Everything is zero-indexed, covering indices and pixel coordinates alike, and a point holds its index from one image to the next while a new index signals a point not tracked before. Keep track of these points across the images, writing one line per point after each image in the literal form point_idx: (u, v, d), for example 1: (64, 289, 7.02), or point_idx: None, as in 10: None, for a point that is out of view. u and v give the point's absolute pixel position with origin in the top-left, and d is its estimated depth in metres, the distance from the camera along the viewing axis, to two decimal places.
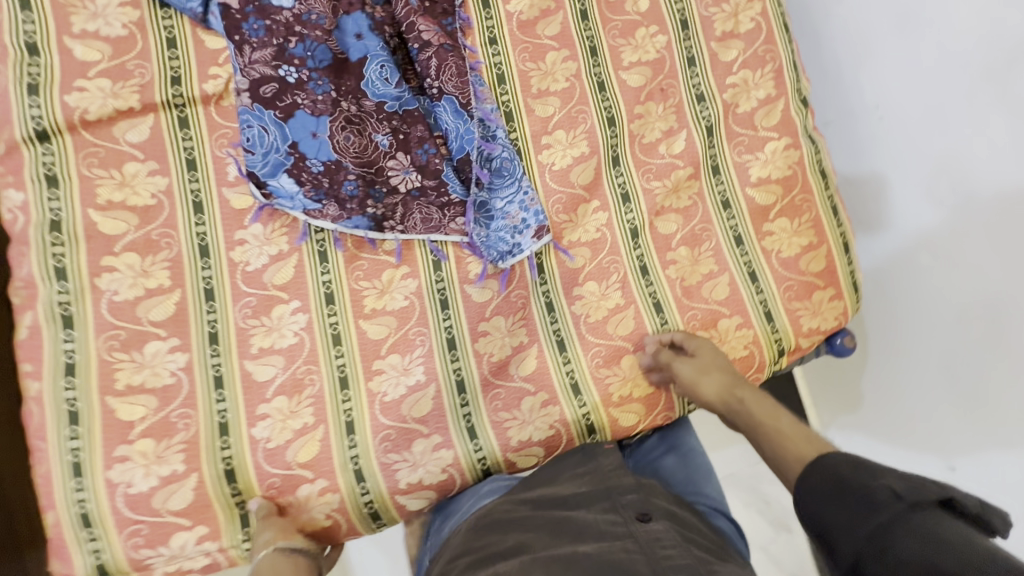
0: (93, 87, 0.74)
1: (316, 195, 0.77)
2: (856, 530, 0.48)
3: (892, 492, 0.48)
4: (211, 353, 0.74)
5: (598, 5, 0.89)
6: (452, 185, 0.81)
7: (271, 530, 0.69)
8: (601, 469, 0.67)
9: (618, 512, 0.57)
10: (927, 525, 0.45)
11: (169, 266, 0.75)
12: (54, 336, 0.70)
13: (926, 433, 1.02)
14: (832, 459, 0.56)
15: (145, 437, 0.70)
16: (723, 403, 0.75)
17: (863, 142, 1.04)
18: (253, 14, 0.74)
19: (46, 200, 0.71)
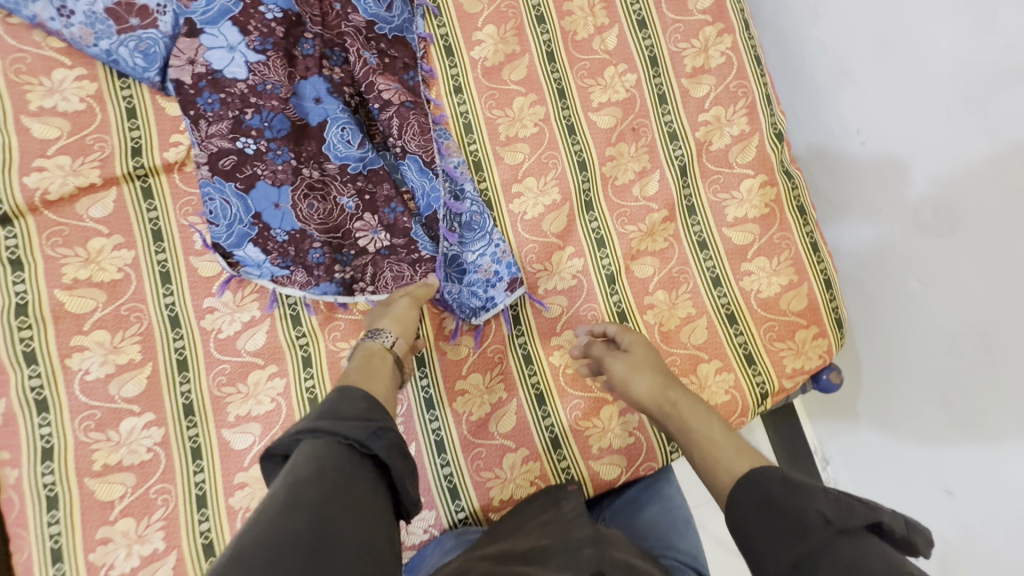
0: (52, 165, 0.73)
1: (283, 262, 0.76)
2: (785, 557, 0.47)
3: (822, 518, 0.47)
4: (187, 425, 0.74)
5: (564, 45, 0.87)
6: (422, 242, 0.80)
7: (387, 317, 0.72)
8: (563, 517, 0.66)
9: (571, 570, 0.54)
10: (854, 554, 0.44)
11: (140, 340, 0.74)
12: (29, 421, 0.69)
13: (922, 459, 0.99)
14: (766, 475, 0.54)
15: (126, 516, 0.70)
16: (654, 407, 0.69)
17: (846, 164, 1.02)
18: (211, 88, 0.75)
19: (12, 283, 0.71)
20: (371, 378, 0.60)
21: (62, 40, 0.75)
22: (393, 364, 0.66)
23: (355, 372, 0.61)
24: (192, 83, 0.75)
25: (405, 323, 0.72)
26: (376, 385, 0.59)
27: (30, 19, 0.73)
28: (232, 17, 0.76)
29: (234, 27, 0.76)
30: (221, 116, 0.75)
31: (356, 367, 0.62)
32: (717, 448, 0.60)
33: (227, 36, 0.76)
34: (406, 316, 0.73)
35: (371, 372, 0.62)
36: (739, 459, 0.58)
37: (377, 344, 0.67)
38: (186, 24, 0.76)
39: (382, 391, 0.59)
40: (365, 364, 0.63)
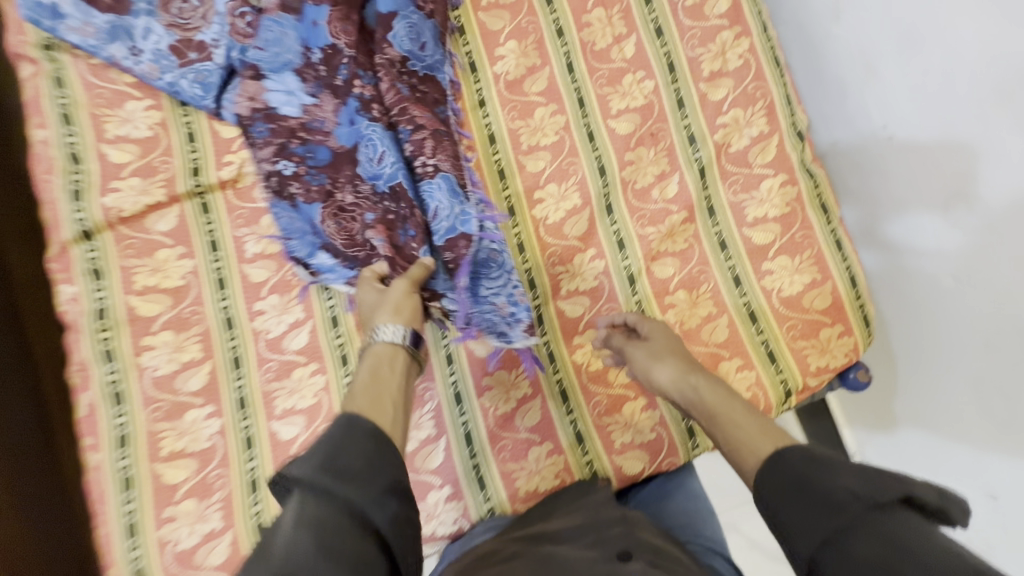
0: (125, 186, 0.83)
1: (350, 264, 0.82)
2: (815, 530, 0.49)
3: (851, 493, 0.49)
4: (241, 416, 0.82)
5: (583, 56, 0.91)
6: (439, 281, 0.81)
7: (385, 311, 0.69)
8: (592, 503, 0.71)
9: (600, 550, 0.59)
10: (887, 530, 0.46)
11: (200, 339, 0.83)
12: (108, 412, 0.78)
13: (963, 461, 0.95)
14: (792, 454, 0.55)
15: (189, 497, 0.78)
16: (677, 391, 0.71)
17: (878, 161, 1.00)
18: (263, 121, 0.84)
19: (93, 290, 0.80)
20: (378, 403, 0.59)
21: (133, 75, 0.85)
22: (404, 371, 0.65)
23: (365, 389, 0.60)
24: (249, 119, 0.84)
25: (404, 308, 0.70)
26: (382, 410, 0.58)
27: (108, 58, 0.84)
28: (290, 65, 0.84)
29: (293, 75, 0.84)
30: (274, 150, 0.83)
31: (365, 384, 0.61)
32: (736, 429, 0.62)
33: (285, 82, 0.84)
34: (408, 301, 0.71)
35: (379, 389, 0.61)
36: (762, 439, 0.59)
37: (388, 345, 0.66)
38: (248, 67, 0.84)
39: (388, 417, 0.59)
40: (376, 383, 0.62)
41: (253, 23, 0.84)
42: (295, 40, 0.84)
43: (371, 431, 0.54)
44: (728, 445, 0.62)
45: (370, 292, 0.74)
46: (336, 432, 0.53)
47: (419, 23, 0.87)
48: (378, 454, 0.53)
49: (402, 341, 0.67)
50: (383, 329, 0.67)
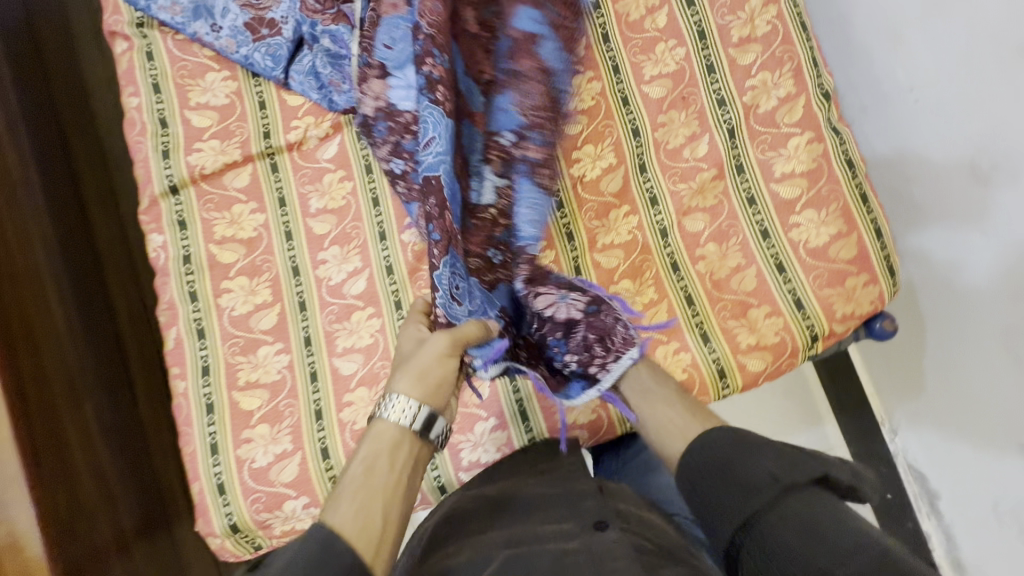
0: (207, 147, 0.93)
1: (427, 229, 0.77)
2: (737, 516, 0.58)
3: (770, 477, 0.58)
4: (307, 353, 0.90)
5: (618, 26, 0.97)
6: (450, 307, 0.72)
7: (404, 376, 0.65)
8: (563, 468, 0.79)
9: (573, 520, 0.67)
10: (802, 511, 0.56)
11: (271, 284, 0.92)
12: (193, 345, 0.88)
13: (991, 415, 1.01)
14: (716, 437, 0.65)
15: (263, 422, 0.87)
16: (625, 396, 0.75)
17: (905, 135, 1.04)
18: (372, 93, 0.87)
19: (179, 239, 0.91)
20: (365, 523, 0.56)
21: (212, 50, 0.95)
22: (406, 466, 0.62)
23: (357, 491, 0.58)
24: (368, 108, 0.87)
25: (427, 377, 0.65)
26: (366, 534, 0.56)
27: (191, 35, 0.94)
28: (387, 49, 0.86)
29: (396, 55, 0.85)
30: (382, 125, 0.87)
31: (358, 485, 0.59)
32: (662, 431, 0.70)
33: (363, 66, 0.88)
34: (438, 368, 0.65)
35: (372, 492, 0.59)
36: (682, 433, 0.69)
37: (397, 428, 0.63)
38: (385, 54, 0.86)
39: (375, 530, 0.56)
40: (366, 483, 0.59)
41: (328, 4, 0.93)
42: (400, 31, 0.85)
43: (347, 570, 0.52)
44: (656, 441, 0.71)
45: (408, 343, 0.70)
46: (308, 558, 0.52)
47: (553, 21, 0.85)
48: None
49: (410, 425, 0.63)
50: (396, 410, 0.63)
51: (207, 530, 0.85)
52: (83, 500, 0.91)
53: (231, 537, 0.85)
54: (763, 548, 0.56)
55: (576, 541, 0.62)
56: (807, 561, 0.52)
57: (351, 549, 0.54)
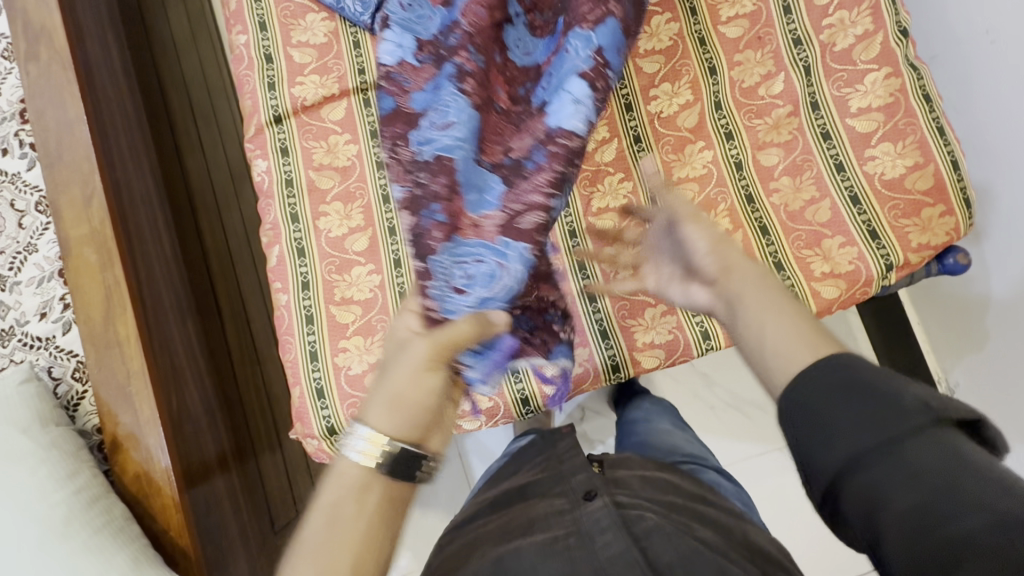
0: (308, 81, 0.99)
1: (453, 237, 0.71)
2: (863, 432, 0.49)
3: (923, 403, 0.48)
4: (397, 274, 0.96)
5: None
6: (446, 299, 0.68)
7: (377, 403, 0.58)
8: (555, 452, 0.84)
9: (566, 498, 0.73)
10: (940, 445, 0.46)
11: (363, 210, 0.98)
12: (294, 262, 0.95)
13: None
14: (846, 358, 0.53)
15: (357, 334, 0.93)
16: (722, 299, 0.64)
17: (975, 82, 1.04)
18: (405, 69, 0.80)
19: (282, 164, 0.98)
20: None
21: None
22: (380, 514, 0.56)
23: (319, 551, 0.54)
24: (388, 91, 0.80)
25: (410, 400, 0.57)
26: None
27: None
28: (416, 35, 0.83)
29: (413, 39, 0.82)
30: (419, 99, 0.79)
31: (319, 541, 0.54)
32: (778, 348, 0.56)
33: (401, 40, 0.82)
34: (416, 386, 0.58)
35: (337, 549, 0.53)
36: (804, 350, 0.55)
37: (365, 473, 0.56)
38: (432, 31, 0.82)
39: None
40: (331, 538, 0.54)
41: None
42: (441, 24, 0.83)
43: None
44: (759, 361, 0.57)
45: (394, 344, 0.63)
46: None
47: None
48: None
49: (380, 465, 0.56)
50: (364, 448, 0.57)
51: (305, 432, 0.91)
52: (190, 410, 0.96)
53: (327, 439, 0.91)
54: (888, 474, 0.47)
55: (567, 518, 0.69)
56: (926, 502, 0.44)
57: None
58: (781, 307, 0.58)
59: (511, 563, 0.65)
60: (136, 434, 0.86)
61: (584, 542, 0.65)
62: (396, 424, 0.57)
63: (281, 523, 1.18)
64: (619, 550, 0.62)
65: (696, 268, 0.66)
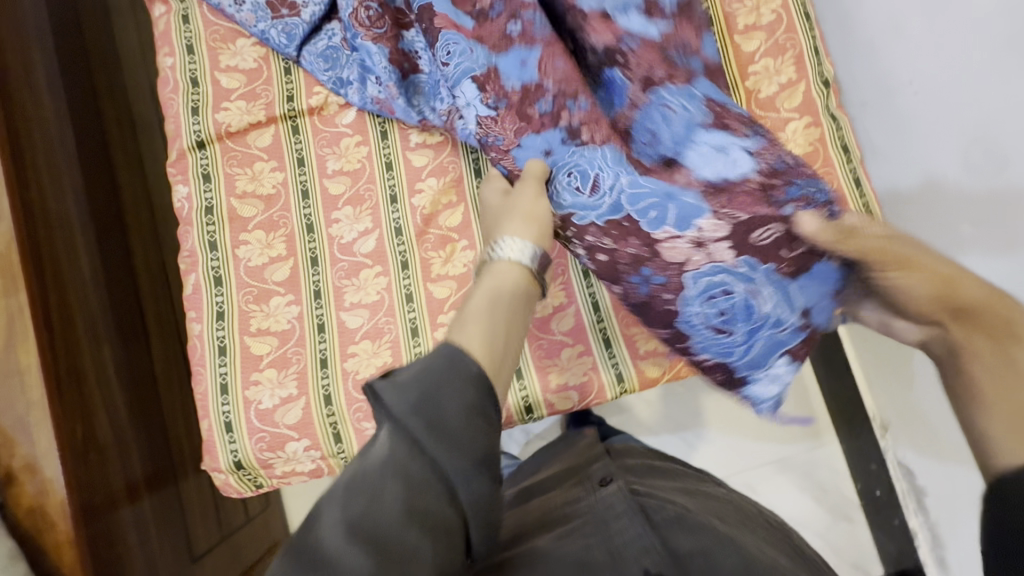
0: (234, 107, 0.99)
1: (693, 283, 0.75)
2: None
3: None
4: (316, 305, 0.95)
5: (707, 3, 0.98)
6: (709, 340, 0.78)
7: (494, 270, 0.73)
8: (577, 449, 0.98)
9: (583, 487, 0.82)
10: None
11: (285, 239, 0.97)
12: (210, 291, 0.94)
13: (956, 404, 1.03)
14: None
15: (270, 367, 0.92)
16: (940, 341, 0.61)
17: (903, 130, 1.05)
18: (491, 130, 0.83)
19: (203, 191, 0.97)
20: (491, 335, 0.64)
21: (233, 21, 0.99)
22: (517, 306, 0.70)
23: (485, 314, 0.66)
24: (495, 160, 0.86)
25: (532, 223, 0.77)
26: (491, 349, 0.62)
27: (213, 5, 0.98)
28: (473, 75, 0.82)
29: (474, 83, 0.82)
30: (540, 158, 0.81)
31: (480, 313, 0.66)
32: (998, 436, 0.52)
33: (465, 91, 0.83)
34: (536, 216, 0.77)
35: (495, 316, 0.66)
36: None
37: (510, 263, 0.73)
38: (488, 66, 0.82)
39: (500, 341, 0.64)
40: (488, 313, 0.66)
41: (378, 19, 0.92)
42: (489, 60, 0.82)
43: (476, 377, 0.57)
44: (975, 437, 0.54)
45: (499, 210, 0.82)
46: (446, 364, 0.57)
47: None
48: (476, 402, 0.55)
49: (522, 260, 0.74)
50: (510, 248, 0.74)
51: (213, 466, 0.90)
52: (98, 437, 0.95)
53: (234, 473, 0.90)
54: None
55: (584, 502, 0.77)
56: None
57: (477, 361, 0.59)
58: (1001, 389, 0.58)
59: (536, 553, 0.67)
60: (35, 464, 0.84)
61: (601, 529, 0.69)
62: (527, 232, 0.76)
63: (201, 549, 1.16)
64: (635, 533, 0.67)
65: (913, 312, 0.63)
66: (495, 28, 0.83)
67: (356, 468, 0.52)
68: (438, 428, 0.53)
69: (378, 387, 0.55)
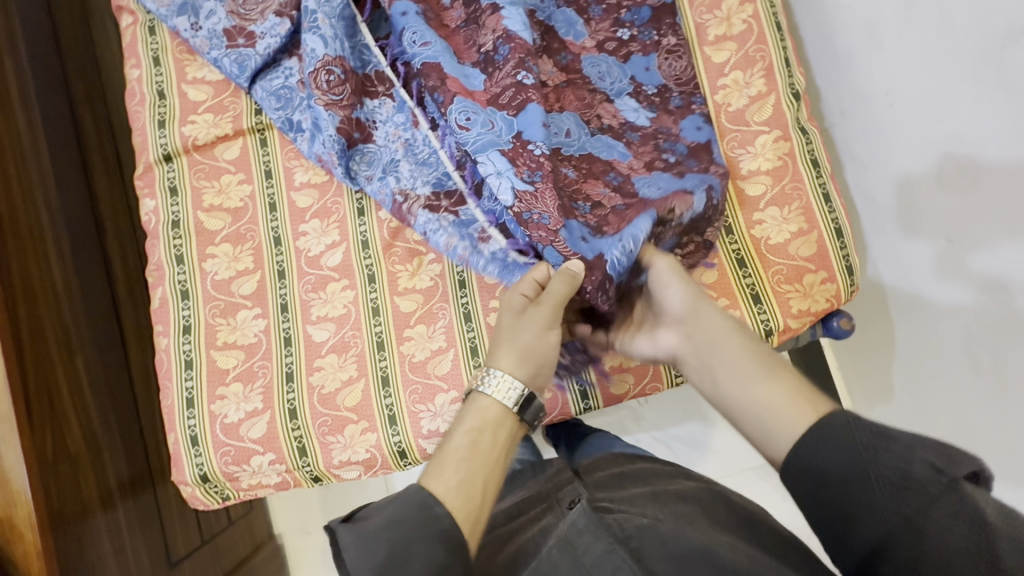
0: (201, 120, 0.99)
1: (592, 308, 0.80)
2: (885, 519, 0.50)
3: (933, 469, 0.50)
4: (283, 318, 0.95)
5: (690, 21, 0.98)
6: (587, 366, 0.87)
7: (471, 416, 0.66)
8: (549, 475, 0.83)
9: (553, 514, 0.69)
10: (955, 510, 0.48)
11: (252, 253, 0.97)
12: (177, 305, 0.96)
13: (949, 407, 1.00)
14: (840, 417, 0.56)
15: (237, 381, 0.92)
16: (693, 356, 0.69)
17: (881, 142, 1.01)
18: (534, 205, 0.80)
19: (171, 205, 0.98)
20: (470, 492, 0.59)
21: (190, 45, 1.00)
22: (505, 443, 0.65)
23: (462, 460, 0.61)
24: (542, 241, 0.80)
25: (527, 353, 0.68)
26: (468, 502, 0.58)
27: (173, 27, 0.99)
28: (501, 148, 0.83)
29: (503, 155, 0.82)
30: (585, 248, 0.79)
31: (461, 456, 0.61)
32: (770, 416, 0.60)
33: (495, 163, 0.82)
34: (539, 349, 0.69)
35: (477, 465, 0.61)
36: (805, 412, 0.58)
37: (495, 404, 0.66)
38: (514, 135, 0.84)
39: (481, 496, 0.60)
40: (472, 455, 0.62)
41: (338, 85, 0.92)
42: (513, 127, 0.84)
43: (445, 532, 0.55)
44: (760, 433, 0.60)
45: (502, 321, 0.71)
46: (414, 516, 0.55)
47: (568, 12, 0.97)
48: (443, 560, 0.53)
49: (512, 404, 0.66)
50: (496, 386, 0.66)
51: (180, 478, 0.92)
52: (70, 446, 0.97)
53: (200, 486, 0.92)
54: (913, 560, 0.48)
55: (554, 529, 0.64)
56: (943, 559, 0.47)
57: (450, 511, 0.57)
58: (764, 373, 0.63)
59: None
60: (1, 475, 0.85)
61: (567, 552, 0.59)
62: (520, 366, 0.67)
63: (180, 555, 1.17)
64: (604, 550, 0.57)
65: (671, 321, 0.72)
66: (506, 81, 0.86)
67: None
68: None
69: (342, 535, 0.56)
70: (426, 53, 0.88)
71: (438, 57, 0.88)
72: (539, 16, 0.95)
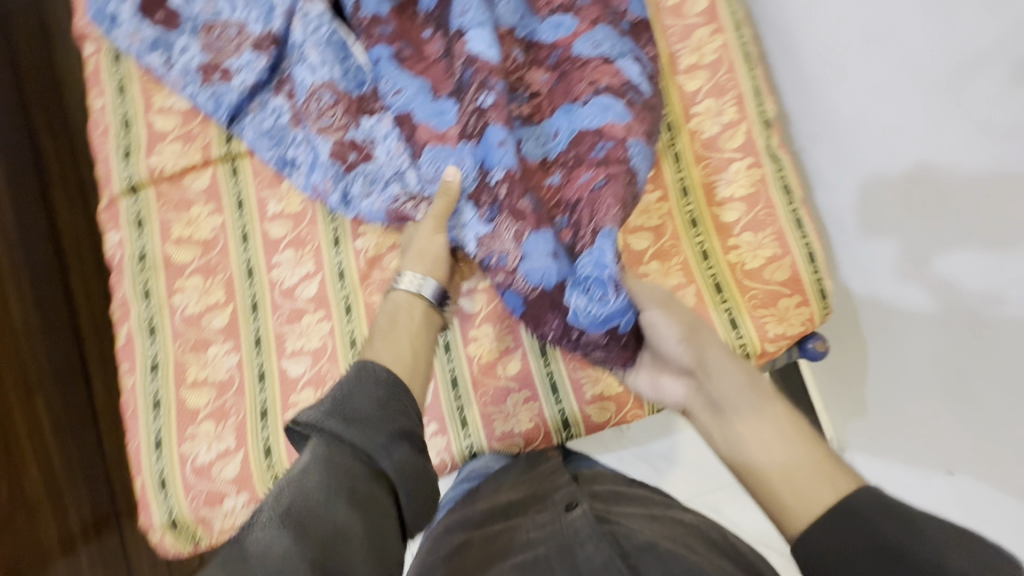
0: (167, 150, 0.97)
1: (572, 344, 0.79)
2: None
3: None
4: (256, 353, 0.92)
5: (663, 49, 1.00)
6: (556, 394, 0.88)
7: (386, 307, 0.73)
8: (539, 475, 0.81)
9: (550, 511, 0.68)
10: None
11: (224, 285, 0.94)
12: (144, 342, 0.93)
13: (922, 420, 1.01)
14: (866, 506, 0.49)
15: (208, 420, 0.89)
16: (699, 394, 0.65)
17: (847, 163, 1.04)
18: (494, 247, 0.80)
19: (137, 239, 0.96)
20: (393, 352, 0.64)
21: (158, 77, 0.97)
22: (423, 320, 0.71)
23: (379, 335, 0.67)
24: (503, 284, 0.81)
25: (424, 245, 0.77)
26: (397, 356, 0.63)
27: (146, 63, 0.97)
28: (467, 189, 0.82)
29: (468, 198, 0.82)
30: (549, 280, 0.78)
31: (382, 329, 0.67)
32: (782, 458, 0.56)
33: (461, 214, 0.82)
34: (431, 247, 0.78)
35: (397, 334, 0.67)
36: (824, 486, 0.53)
37: (407, 298, 0.72)
38: (479, 168, 0.82)
39: (407, 353, 0.64)
40: (389, 327, 0.68)
41: (329, 109, 0.91)
42: (477, 160, 0.83)
43: (387, 377, 0.58)
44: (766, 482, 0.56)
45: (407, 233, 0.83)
46: (350, 372, 0.58)
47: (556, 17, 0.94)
48: (388, 395, 0.57)
49: (418, 291, 0.73)
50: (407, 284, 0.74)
51: (147, 523, 0.89)
52: None
53: (170, 531, 0.88)
54: None
55: (549, 532, 0.64)
56: None
57: (382, 365, 0.60)
58: (756, 407, 0.60)
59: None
60: None
61: (565, 556, 0.59)
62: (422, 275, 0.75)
63: None
64: (602, 561, 0.57)
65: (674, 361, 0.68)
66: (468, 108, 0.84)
67: (278, 490, 0.51)
68: (355, 420, 0.53)
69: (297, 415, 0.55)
70: (400, 101, 0.88)
71: (410, 103, 0.88)
72: (520, 34, 0.93)
